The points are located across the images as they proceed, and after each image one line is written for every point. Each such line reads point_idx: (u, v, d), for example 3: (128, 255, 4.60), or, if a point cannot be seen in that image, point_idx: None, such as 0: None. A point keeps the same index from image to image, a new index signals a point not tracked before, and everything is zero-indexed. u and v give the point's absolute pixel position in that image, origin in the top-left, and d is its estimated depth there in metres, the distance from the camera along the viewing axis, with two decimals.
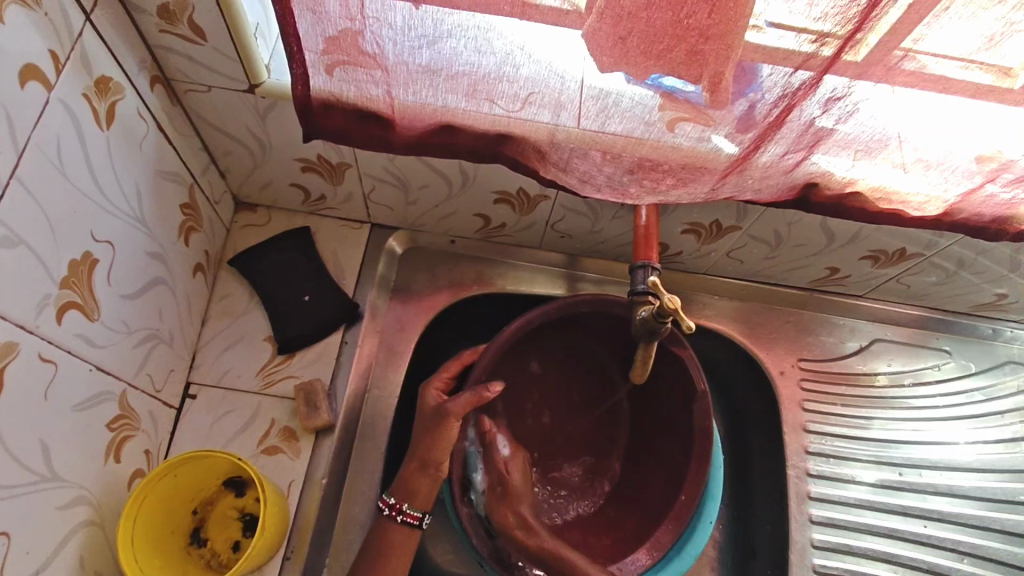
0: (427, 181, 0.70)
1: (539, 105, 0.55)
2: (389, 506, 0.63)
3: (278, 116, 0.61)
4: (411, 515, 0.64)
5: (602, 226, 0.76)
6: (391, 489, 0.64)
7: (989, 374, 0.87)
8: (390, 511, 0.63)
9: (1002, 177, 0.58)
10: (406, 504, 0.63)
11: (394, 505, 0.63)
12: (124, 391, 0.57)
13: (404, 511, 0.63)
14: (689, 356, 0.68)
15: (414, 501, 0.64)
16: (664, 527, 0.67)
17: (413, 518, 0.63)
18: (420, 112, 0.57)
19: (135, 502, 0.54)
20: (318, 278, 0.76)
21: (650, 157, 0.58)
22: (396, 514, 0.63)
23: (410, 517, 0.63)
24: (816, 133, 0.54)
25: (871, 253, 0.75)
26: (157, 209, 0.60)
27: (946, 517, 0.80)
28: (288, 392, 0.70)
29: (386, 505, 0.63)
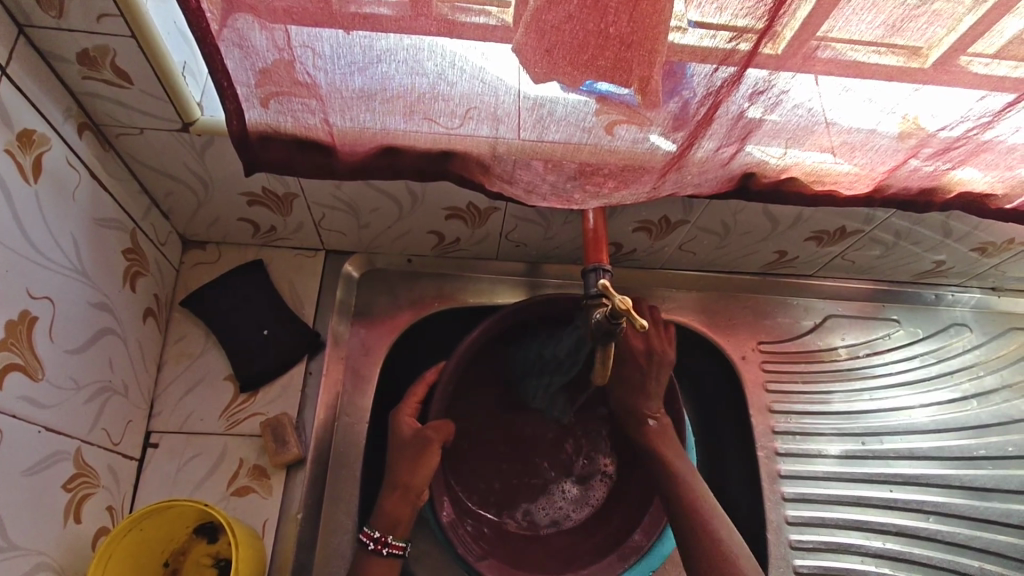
0: (378, 203, 0.70)
1: (478, 120, 0.55)
2: (373, 540, 0.61)
3: (217, 152, 0.60)
4: (396, 546, 0.62)
5: (554, 231, 0.77)
6: (374, 522, 0.63)
7: (936, 338, 0.91)
8: (374, 545, 0.61)
9: (924, 151, 0.61)
10: (391, 536, 0.62)
11: (379, 538, 0.61)
12: (79, 448, 0.56)
13: (389, 543, 0.61)
14: None
15: (398, 531, 0.62)
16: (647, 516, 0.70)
17: (398, 549, 0.62)
18: (360, 136, 0.57)
19: (99, 561, 0.53)
20: (276, 311, 0.75)
21: (590, 162, 0.59)
22: (382, 547, 0.61)
23: (395, 548, 0.62)
24: (746, 126, 0.56)
25: (814, 234, 0.78)
26: (97, 258, 0.59)
27: (909, 480, 0.83)
28: (254, 430, 0.69)
29: (370, 538, 0.61)
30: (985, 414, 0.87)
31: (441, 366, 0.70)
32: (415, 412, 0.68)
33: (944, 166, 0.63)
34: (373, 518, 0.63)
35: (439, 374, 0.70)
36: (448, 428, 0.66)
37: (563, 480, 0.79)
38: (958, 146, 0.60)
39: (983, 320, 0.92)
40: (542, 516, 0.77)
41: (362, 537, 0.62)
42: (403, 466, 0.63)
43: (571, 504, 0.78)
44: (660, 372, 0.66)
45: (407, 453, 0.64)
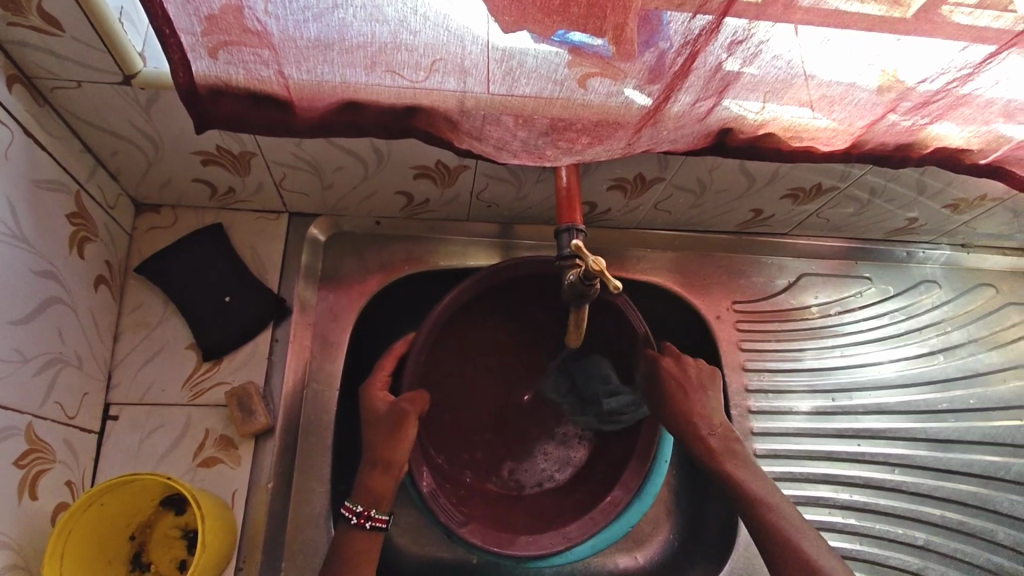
0: (342, 162, 0.67)
1: (444, 72, 0.52)
2: (355, 514, 0.60)
3: (164, 107, 0.56)
4: (380, 520, 0.61)
5: (527, 191, 0.74)
6: (356, 496, 0.61)
7: (907, 295, 0.92)
8: (358, 519, 0.60)
9: (902, 106, 0.59)
10: (374, 510, 0.60)
11: (361, 512, 0.60)
12: (30, 423, 0.53)
13: (372, 517, 0.60)
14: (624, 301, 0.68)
15: (381, 504, 0.61)
16: (630, 466, 0.69)
17: (381, 522, 0.60)
18: (318, 91, 0.54)
19: (58, 539, 0.51)
20: (238, 277, 0.72)
21: (563, 117, 0.56)
22: (365, 521, 0.59)
23: (378, 522, 0.60)
24: (724, 78, 0.54)
25: (790, 191, 0.77)
26: (38, 223, 0.55)
27: (877, 434, 0.85)
28: (220, 399, 0.67)
29: (352, 513, 0.60)
30: (951, 368, 0.89)
31: (410, 338, 0.68)
32: (386, 384, 0.67)
33: (921, 121, 0.62)
34: (355, 493, 0.62)
35: (408, 346, 0.68)
36: (422, 400, 0.65)
37: (544, 441, 0.79)
38: (937, 100, 0.58)
39: (952, 277, 0.94)
40: (525, 476, 0.77)
41: (344, 512, 0.61)
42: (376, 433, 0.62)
43: (552, 462, 0.78)
44: (691, 389, 0.65)
45: (380, 420, 0.63)
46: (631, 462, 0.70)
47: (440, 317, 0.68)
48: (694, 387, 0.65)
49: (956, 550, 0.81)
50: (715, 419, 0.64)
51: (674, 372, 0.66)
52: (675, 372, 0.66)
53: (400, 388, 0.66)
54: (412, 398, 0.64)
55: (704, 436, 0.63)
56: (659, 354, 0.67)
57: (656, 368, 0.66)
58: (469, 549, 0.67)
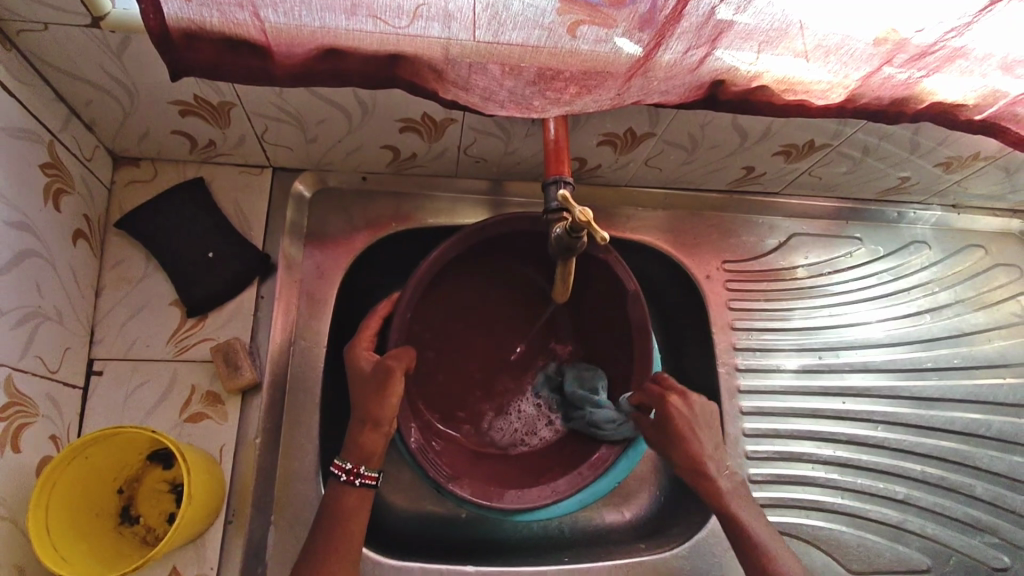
0: (325, 114, 0.65)
1: (427, 18, 0.50)
2: (345, 471, 0.61)
3: (136, 52, 0.54)
4: (369, 477, 0.61)
5: (516, 146, 0.73)
6: (345, 454, 0.62)
7: (897, 255, 0.92)
8: (347, 477, 0.61)
9: (898, 58, 0.58)
10: (363, 467, 0.61)
11: (351, 469, 0.61)
12: (10, 376, 0.53)
13: (362, 474, 0.61)
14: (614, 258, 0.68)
15: (370, 461, 0.62)
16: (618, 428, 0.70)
17: (370, 480, 0.61)
18: (297, 36, 0.52)
19: (43, 491, 0.51)
20: (222, 232, 0.70)
21: (551, 66, 0.54)
22: (353, 478, 0.60)
23: (367, 479, 0.61)
24: (716, 26, 0.52)
25: (783, 149, 0.76)
26: (9, 173, 0.53)
27: (862, 392, 0.86)
28: (205, 355, 0.66)
29: (342, 470, 0.61)
30: (937, 328, 0.90)
31: (394, 298, 0.68)
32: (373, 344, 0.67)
33: (916, 74, 0.60)
34: (345, 450, 0.62)
35: (393, 306, 0.67)
36: (408, 358, 0.64)
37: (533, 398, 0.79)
38: (934, 52, 0.57)
39: (942, 238, 0.93)
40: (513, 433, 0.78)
41: (333, 469, 0.61)
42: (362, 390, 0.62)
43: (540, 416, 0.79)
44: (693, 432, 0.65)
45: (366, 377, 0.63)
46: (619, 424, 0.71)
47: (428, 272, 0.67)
48: (696, 431, 0.65)
49: (935, 503, 0.83)
50: (720, 459, 0.65)
51: (680, 410, 0.65)
52: (682, 412, 0.65)
53: (385, 347, 0.66)
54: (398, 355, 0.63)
55: (713, 477, 0.64)
56: (663, 389, 0.66)
57: (660, 407, 0.66)
58: (457, 503, 0.68)
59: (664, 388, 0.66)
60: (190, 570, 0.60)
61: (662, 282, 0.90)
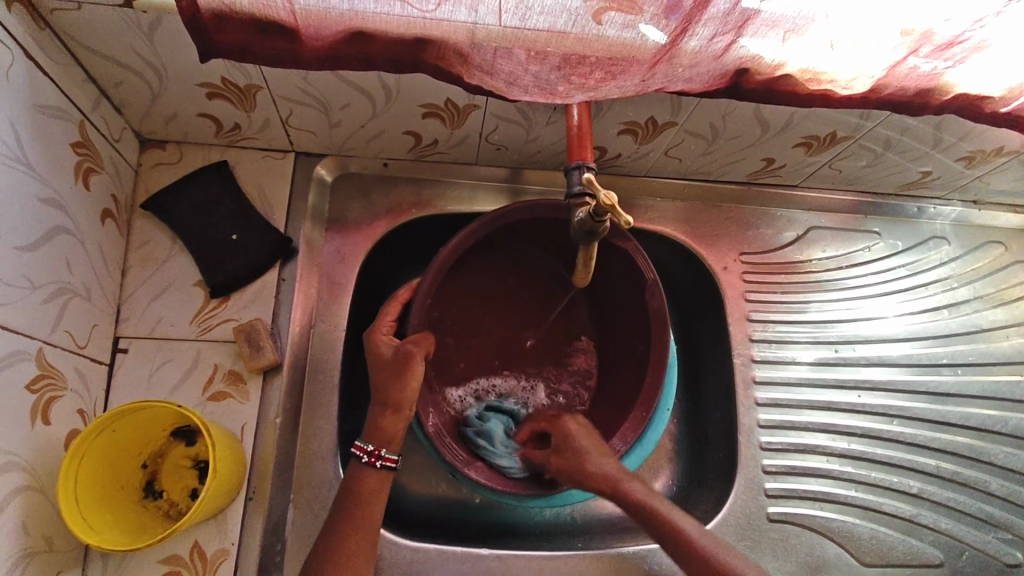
0: (350, 99, 0.66)
1: (454, 1, 0.51)
2: (367, 453, 0.62)
3: (167, 33, 0.54)
4: (390, 459, 0.62)
5: (536, 134, 0.73)
6: (366, 436, 0.63)
7: (916, 250, 0.91)
8: (368, 458, 0.61)
9: (924, 48, 0.58)
10: (384, 450, 0.62)
11: (372, 451, 0.62)
12: (42, 350, 0.54)
13: (382, 456, 0.62)
14: (633, 247, 0.68)
15: (392, 444, 0.62)
16: (634, 411, 0.69)
17: (391, 462, 0.62)
18: (325, 18, 0.52)
19: (73, 462, 0.52)
20: (245, 215, 0.71)
21: (576, 51, 0.55)
22: (375, 460, 0.61)
23: (388, 461, 0.62)
24: (743, 13, 0.52)
25: (804, 140, 0.75)
26: (42, 150, 0.54)
27: (878, 386, 0.86)
28: (228, 335, 0.67)
29: (364, 452, 0.62)
30: (955, 324, 0.89)
31: (414, 283, 0.68)
32: (391, 329, 0.67)
33: (942, 65, 0.60)
34: (365, 434, 0.63)
35: (412, 293, 0.68)
36: (427, 343, 0.65)
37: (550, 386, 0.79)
38: (961, 42, 0.57)
39: (962, 234, 0.93)
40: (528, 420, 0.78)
41: (354, 451, 0.62)
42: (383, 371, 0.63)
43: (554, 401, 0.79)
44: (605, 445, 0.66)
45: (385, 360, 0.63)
46: (633, 409, 0.70)
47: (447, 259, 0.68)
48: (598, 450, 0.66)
49: (950, 499, 0.83)
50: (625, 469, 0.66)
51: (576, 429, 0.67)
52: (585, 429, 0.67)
53: (405, 332, 0.67)
54: (419, 342, 0.64)
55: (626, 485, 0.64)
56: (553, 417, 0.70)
57: (560, 429, 0.67)
58: (472, 487, 0.69)
59: (562, 415, 0.69)
60: (212, 545, 0.61)
61: (679, 273, 0.90)
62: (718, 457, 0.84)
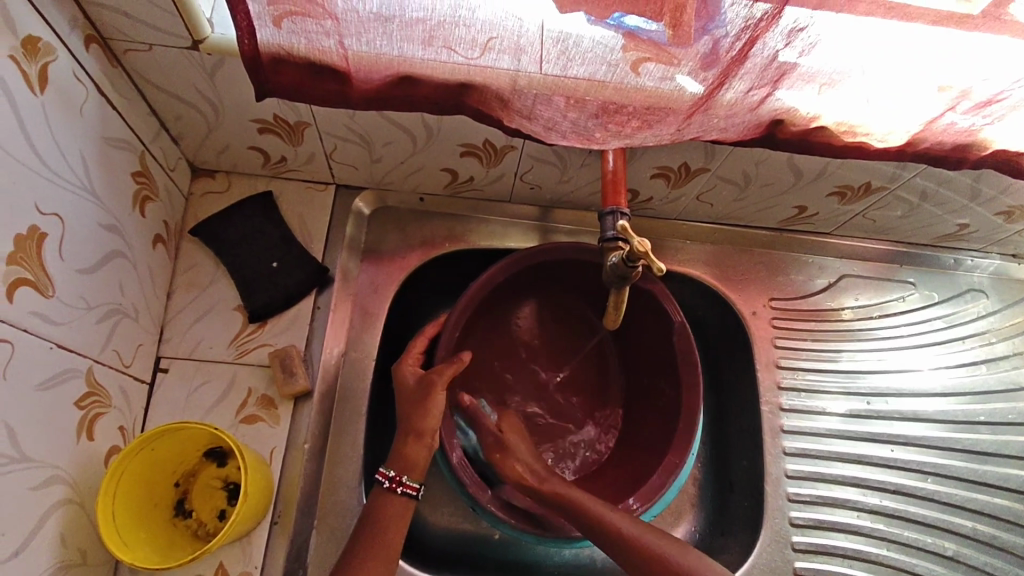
0: (391, 136, 0.68)
1: (499, 50, 0.53)
2: (389, 479, 0.62)
3: (227, 73, 0.58)
4: (410, 486, 0.62)
5: (570, 175, 0.75)
6: (389, 462, 0.63)
7: (951, 303, 0.90)
8: (390, 484, 0.62)
9: (962, 104, 0.58)
10: (405, 476, 0.62)
11: (394, 477, 0.62)
12: (91, 367, 0.56)
13: (403, 483, 0.62)
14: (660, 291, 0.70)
15: (413, 472, 0.63)
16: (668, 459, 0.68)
17: (412, 489, 0.62)
18: (375, 63, 0.55)
19: (112, 478, 0.54)
20: (287, 244, 0.74)
21: (614, 100, 0.56)
22: (396, 486, 0.61)
23: (409, 488, 0.62)
24: (779, 68, 0.53)
25: (838, 190, 0.76)
26: (105, 179, 0.57)
27: (911, 441, 0.84)
28: (263, 360, 0.69)
29: (385, 477, 0.62)
30: (993, 380, 0.87)
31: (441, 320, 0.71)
32: (418, 361, 0.69)
33: (980, 121, 0.60)
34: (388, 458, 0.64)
35: (440, 327, 0.70)
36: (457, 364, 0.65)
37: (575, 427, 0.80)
38: (1000, 100, 0.57)
39: (1000, 287, 0.91)
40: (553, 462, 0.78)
41: (378, 477, 0.63)
42: (414, 403, 0.64)
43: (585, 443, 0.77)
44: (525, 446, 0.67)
45: (412, 392, 0.65)
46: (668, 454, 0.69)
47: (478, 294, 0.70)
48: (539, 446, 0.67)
49: (987, 563, 0.80)
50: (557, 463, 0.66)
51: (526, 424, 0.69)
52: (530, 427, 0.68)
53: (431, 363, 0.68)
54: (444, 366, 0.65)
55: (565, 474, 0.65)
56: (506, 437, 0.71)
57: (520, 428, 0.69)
58: (493, 523, 0.69)
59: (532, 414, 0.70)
60: (236, 568, 0.62)
61: (708, 316, 0.90)
62: (744, 506, 0.82)
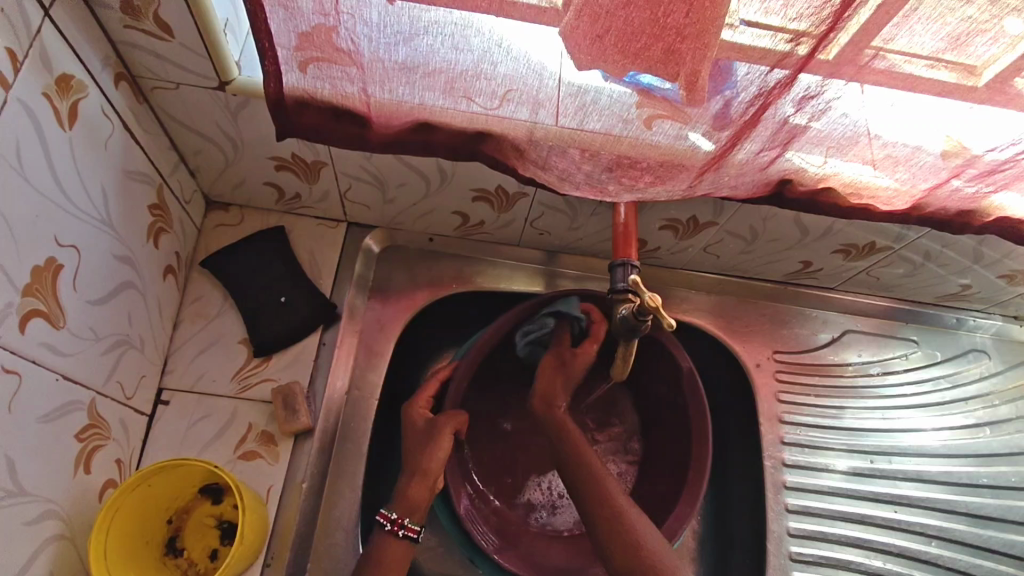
0: (406, 178, 0.69)
1: (517, 102, 0.54)
2: (390, 521, 0.61)
3: (250, 114, 0.59)
4: (412, 530, 0.61)
5: (580, 223, 0.76)
6: (392, 504, 0.62)
7: (954, 362, 0.90)
8: (391, 527, 0.61)
9: (967, 172, 0.59)
10: (407, 519, 0.61)
11: (396, 519, 0.61)
12: (93, 400, 0.56)
13: (405, 525, 0.61)
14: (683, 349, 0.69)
15: (415, 514, 0.62)
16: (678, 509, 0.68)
17: (413, 532, 0.61)
18: (396, 110, 0.56)
19: (107, 514, 0.53)
20: (295, 279, 0.74)
21: (628, 155, 0.58)
22: (398, 528, 0.61)
23: (410, 530, 0.61)
24: (789, 131, 0.55)
25: (842, 247, 0.77)
26: (123, 211, 0.58)
27: (915, 502, 0.83)
28: (266, 396, 0.69)
29: (388, 519, 0.61)
30: (997, 443, 0.86)
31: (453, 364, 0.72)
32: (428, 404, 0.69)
33: (985, 189, 0.62)
34: (391, 501, 0.63)
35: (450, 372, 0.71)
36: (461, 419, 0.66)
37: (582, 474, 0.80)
38: (1003, 170, 0.58)
39: (1003, 349, 0.91)
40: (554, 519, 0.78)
41: (380, 519, 0.62)
42: None
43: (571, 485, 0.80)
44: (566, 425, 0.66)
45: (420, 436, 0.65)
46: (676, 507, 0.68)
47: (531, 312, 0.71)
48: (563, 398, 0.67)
49: None
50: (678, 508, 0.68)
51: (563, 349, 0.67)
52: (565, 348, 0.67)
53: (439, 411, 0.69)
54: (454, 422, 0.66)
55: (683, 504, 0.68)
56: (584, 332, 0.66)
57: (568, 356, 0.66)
58: None
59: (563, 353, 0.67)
60: None
61: (712, 365, 0.90)
62: (745, 563, 0.81)
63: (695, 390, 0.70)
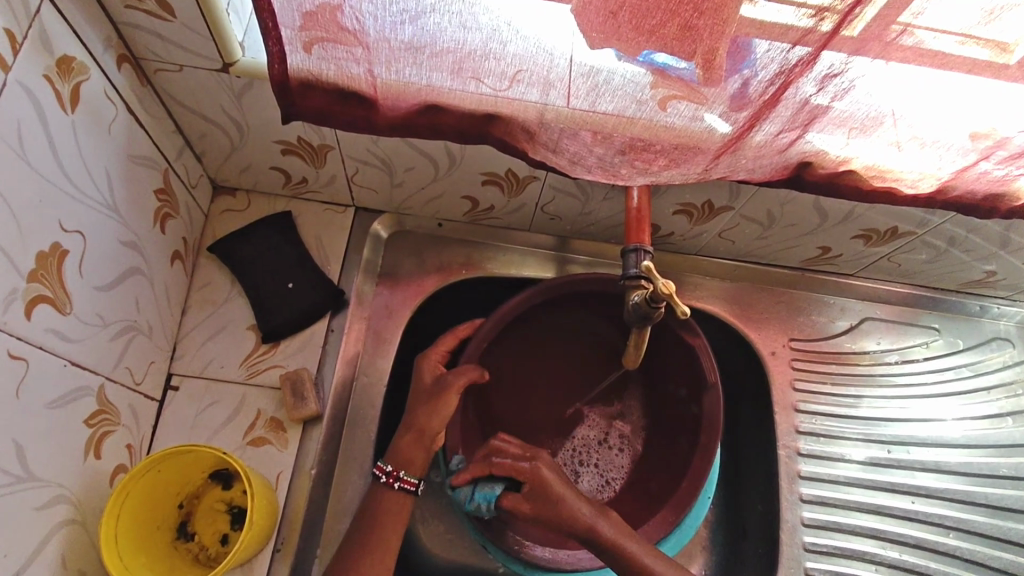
0: (414, 163, 0.68)
1: (527, 83, 0.52)
2: (385, 474, 0.62)
3: (254, 96, 0.58)
4: (408, 482, 0.62)
5: (592, 207, 0.74)
6: (386, 457, 0.63)
7: (976, 350, 0.87)
8: (386, 479, 0.61)
9: (996, 154, 0.57)
10: (403, 471, 0.62)
11: (390, 472, 0.62)
12: (102, 385, 0.56)
13: (401, 478, 0.61)
14: (701, 345, 0.68)
15: (411, 467, 0.62)
16: (664, 511, 0.68)
17: (409, 485, 0.61)
18: (403, 92, 0.55)
19: (117, 499, 0.53)
20: (302, 265, 0.73)
21: (641, 137, 0.56)
22: (392, 481, 0.61)
23: (406, 483, 0.61)
24: (811, 111, 0.53)
25: (863, 233, 0.74)
26: (129, 196, 0.57)
27: (934, 493, 0.81)
28: (274, 382, 0.68)
29: (382, 472, 0.62)
30: (1019, 433, 0.84)
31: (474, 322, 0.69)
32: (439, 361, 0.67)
33: (1014, 172, 0.59)
34: (387, 454, 0.63)
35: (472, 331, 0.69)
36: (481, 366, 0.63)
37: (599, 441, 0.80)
38: None
39: None
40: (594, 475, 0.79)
41: (375, 470, 0.62)
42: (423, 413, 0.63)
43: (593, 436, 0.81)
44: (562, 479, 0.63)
45: (426, 392, 0.65)
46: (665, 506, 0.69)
47: (528, 300, 0.69)
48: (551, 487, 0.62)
49: None
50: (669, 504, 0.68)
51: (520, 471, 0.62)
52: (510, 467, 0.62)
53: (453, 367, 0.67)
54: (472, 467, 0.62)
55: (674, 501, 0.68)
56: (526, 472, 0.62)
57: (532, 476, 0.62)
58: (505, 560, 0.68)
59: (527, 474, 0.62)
60: None
61: (726, 352, 0.89)
62: (757, 553, 0.80)
63: (717, 400, 0.67)
